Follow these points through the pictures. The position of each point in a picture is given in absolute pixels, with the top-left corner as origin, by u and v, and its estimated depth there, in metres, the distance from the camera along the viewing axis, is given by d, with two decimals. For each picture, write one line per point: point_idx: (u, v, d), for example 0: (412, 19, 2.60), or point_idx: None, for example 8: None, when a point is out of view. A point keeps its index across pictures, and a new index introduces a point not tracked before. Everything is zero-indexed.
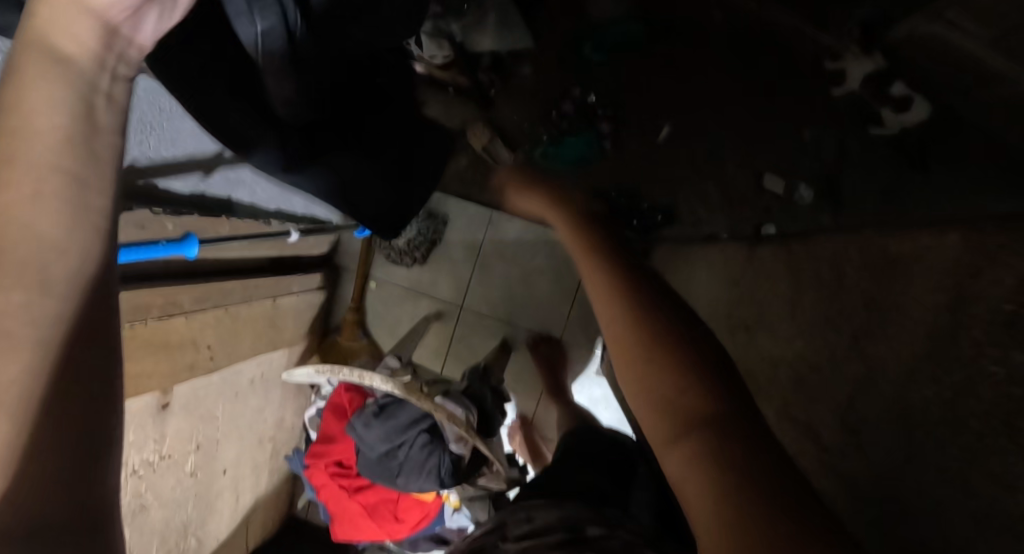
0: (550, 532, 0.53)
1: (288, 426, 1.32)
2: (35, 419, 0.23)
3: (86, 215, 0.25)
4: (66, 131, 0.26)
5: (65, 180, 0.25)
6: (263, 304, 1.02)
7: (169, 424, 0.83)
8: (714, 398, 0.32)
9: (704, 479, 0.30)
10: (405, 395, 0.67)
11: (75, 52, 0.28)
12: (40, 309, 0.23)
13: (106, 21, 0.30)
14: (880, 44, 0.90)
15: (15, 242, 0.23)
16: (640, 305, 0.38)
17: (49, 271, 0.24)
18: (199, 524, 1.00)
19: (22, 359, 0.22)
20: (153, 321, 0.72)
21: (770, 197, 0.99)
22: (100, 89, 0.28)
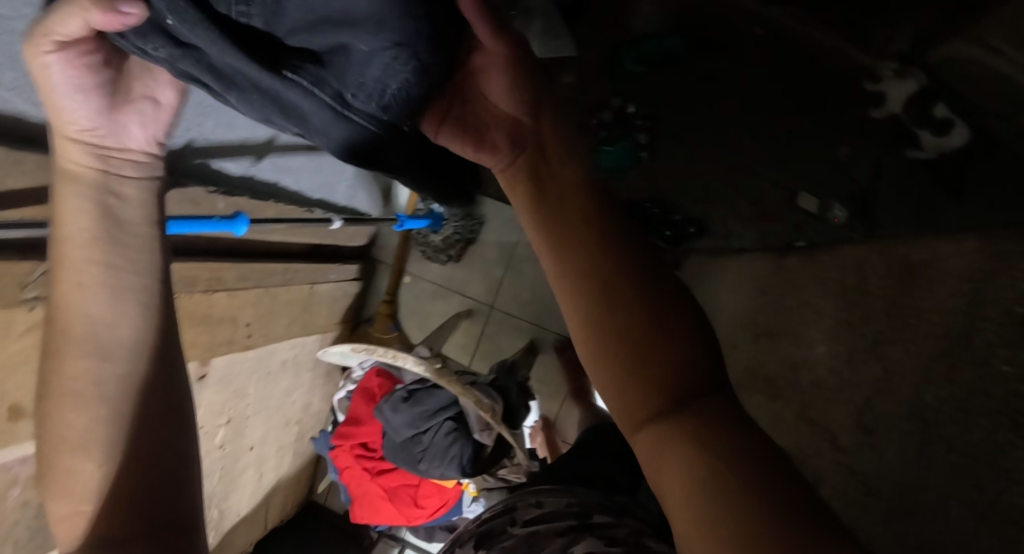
0: (559, 519, 0.57)
1: (315, 410, 1.36)
2: (110, 455, 0.37)
3: (126, 294, 0.38)
4: (89, 232, 0.37)
5: (101, 270, 0.37)
6: (300, 288, 1.08)
7: (204, 397, 0.87)
8: (695, 376, 0.31)
9: (685, 460, 0.29)
10: (435, 377, 0.73)
11: (80, 170, 0.37)
12: (97, 370, 0.37)
13: (93, 143, 0.37)
14: (920, 63, 0.93)
15: (78, 322, 0.36)
16: (618, 261, 0.34)
17: (101, 340, 0.37)
18: (222, 497, 1.04)
19: (96, 411, 0.36)
20: (198, 293, 0.77)
21: (803, 214, 0.98)
22: (111, 191, 0.38)
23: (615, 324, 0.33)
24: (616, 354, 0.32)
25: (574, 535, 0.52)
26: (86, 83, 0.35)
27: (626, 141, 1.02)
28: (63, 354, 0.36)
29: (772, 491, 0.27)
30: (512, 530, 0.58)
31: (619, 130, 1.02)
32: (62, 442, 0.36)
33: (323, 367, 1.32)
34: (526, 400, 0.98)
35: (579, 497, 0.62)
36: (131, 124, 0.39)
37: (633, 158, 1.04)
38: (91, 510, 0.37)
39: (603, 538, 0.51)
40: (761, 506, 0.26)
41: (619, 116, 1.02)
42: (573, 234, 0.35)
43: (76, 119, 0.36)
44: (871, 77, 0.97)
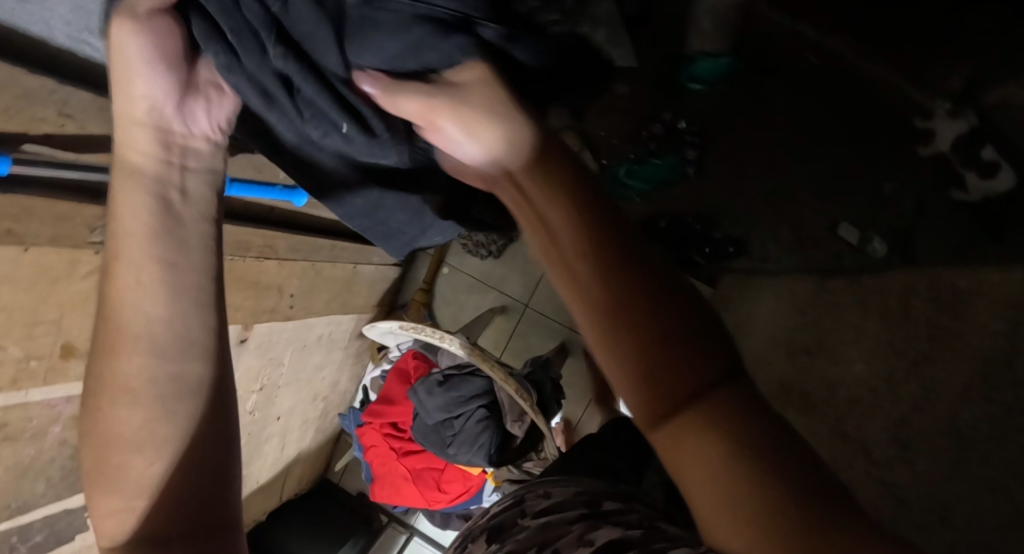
0: (568, 509, 0.53)
1: (342, 389, 1.41)
2: (167, 459, 0.37)
3: (182, 293, 0.37)
4: (150, 228, 0.37)
5: (160, 267, 0.37)
6: (344, 267, 1.12)
7: (243, 360, 0.91)
8: (715, 378, 0.30)
9: (722, 463, 0.28)
10: (479, 358, 0.79)
11: (141, 161, 0.38)
12: (148, 367, 0.36)
13: (160, 128, 0.38)
14: (973, 103, 0.91)
15: (132, 319, 0.36)
16: (619, 265, 0.31)
17: (157, 338, 0.36)
18: (246, 462, 1.09)
19: (144, 412, 0.36)
20: (250, 258, 0.82)
21: (842, 244, 1.01)
22: (172, 184, 0.39)
23: (631, 338, 0.30)
24: (632, 368, 0.30)
25: (585, 528, 0.47)
26: (161, 56, 0.37)
27: (674, 155, 1.06)
28: (118, 351, 0.35)
29: (799, 483, 0.28)
30: (523, 522, 0.54)
31: (670, 146, 1.06)
32: (115, 440, 0.36)
33: (354, 347, 1.36)
34: (557, 397, 1.01)
35: (586, 487, 0.58)
36: (196, 109, 0.40)
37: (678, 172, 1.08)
38: (143, 505, 0.36)
39: (618, 524, 0.47)
40: (791, 498, 0.27)
41: (672, 132, 1.06)
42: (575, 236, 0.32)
43: (145, 98, 0.37)
44: (924, 115, 0.96)
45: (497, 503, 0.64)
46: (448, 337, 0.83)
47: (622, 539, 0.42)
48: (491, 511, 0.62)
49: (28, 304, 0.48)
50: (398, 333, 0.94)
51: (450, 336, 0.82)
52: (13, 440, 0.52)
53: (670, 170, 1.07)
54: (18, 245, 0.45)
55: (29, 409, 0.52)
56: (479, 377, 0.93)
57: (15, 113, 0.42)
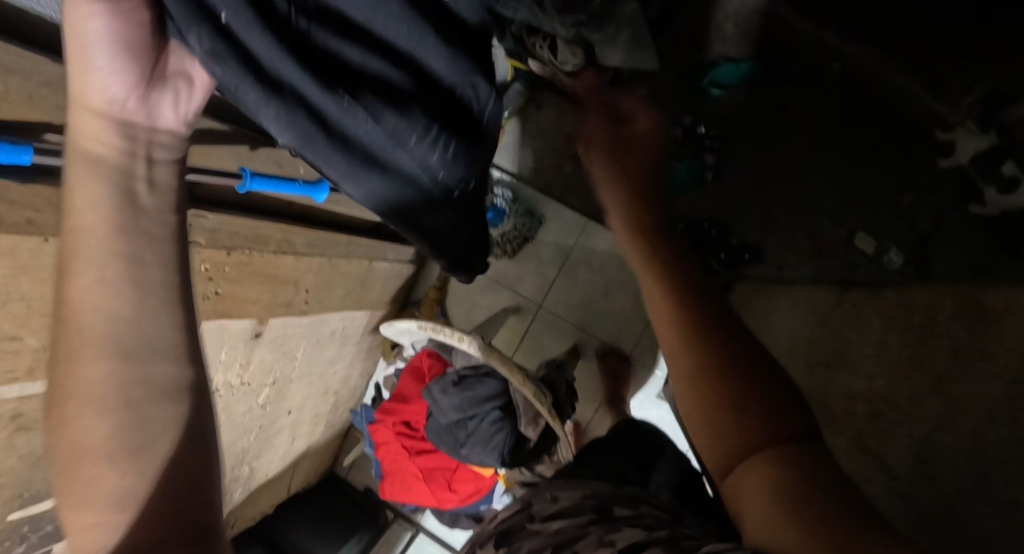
0: (577, 514, 0.47)
1: (352, 385, 1.42)
2: (143, 465, 0.36)
3: (148, 290, 0.38)
4: (107, 222, 0.38)
5: (122, 262, 0.38)
6: (360, 263, 1.13)
7: (257, 353, 0.92)
8: (782, 421, 0.38)
9: (766, 473, 0.36)
10: (497, 360, 0.80)
11: (103, 152, 0.40)
12: (106, 369, 0.36)
13: (123, 119, 0.42)
14: (995, 122, 0.89)
15: (94, 320, 0.36)
16: (706, 328, 0.42)
17: (127, 341, 0.37)
18: (255, 455, 1.10)
19: (108, 418, 0.35)
20: (268, 253, 0.83)
21: (859, 255, 1.01)
22: (137, 176, 0.41)
23: (705, 368, 0.41)
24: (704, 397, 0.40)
25: (599, 531, 0.42)
26: (122, 43, 0.40)
27: (693, 159, 1.05)
28: (79, 357, 0.35)
29: (829, 493, 0.33)
30: (532, 528, 0.47)
31: (689, 150, 1.05)
32: (85, 452, 0.34)
33: (366, 343, 1.37)
34: (571, 401, 1.01)
35: (596, 492, 0.51)
36: (164, 103, 0.44)
37: (697, 176, 1.06)
38: (123, 518, 0.34)
39: (638, 525, 0.42)
40: (819, 510, 0.32)
41: (690, 134, 1.05)
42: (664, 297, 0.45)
43: (106, 88, 0.40)
44: (943, 127, 0.96)
45: (506, 507, 0.59)
46: (465, 338, 0.83)
47: (646, 540, 0.37)
48: (499, 515, 0.57)
49: (47, 295, 0.48)
50: (412, 331, 0.94)
51: (467, 337, 0.82)
52: (28, 430, 0.52)
53: (689, 175, 1.06)
54: (37, 236, 0.45)
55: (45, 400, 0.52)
56: (493, 379, 0.93)
57: (38, 101, 0.43)
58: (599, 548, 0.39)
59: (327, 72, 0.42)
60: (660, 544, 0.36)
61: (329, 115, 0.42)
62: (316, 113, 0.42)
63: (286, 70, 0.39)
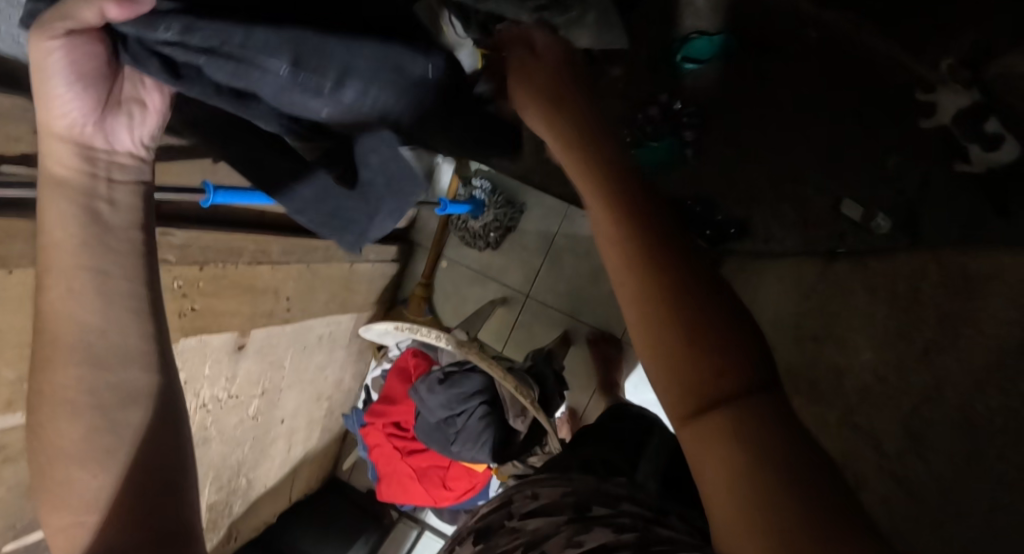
0: (555, 512, 0.44)
1: (345, 388, 1.40)
2: (118, 471, 0.37)
3: (118, 300, 0.37)
4: (77, 237, 0.35)
5: (89, 276, 0.35)
6: (341, 266, 1.11)
7: (241, 365, 0.91)
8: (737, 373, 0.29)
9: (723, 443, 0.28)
10: (474, 358, 0.78)
11: (67, 173, 0.35)
12: (76, 378, 0.35)
13: (80, 143, 0.35)
14: (981, 81, 0.89)
15: (64, 330, 0.35)
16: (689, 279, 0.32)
17: (94, 348, 0.36)
18: (251, 467, 1.08)
19: (83, 424, 0.36)
20: (243, 265, 0.81)
21: (847, 222, 0.99)
22: (99, 196, 0.36)
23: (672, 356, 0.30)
24: (664, 358, 0.31)
25: (571, 530, 0.40)
26: (82, 73, 0.33)
27: (671, 138, 1.04)
28: (51, 365, 0.35)
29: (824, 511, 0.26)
30: (508, 526, 0.45)
31: (667, 128, 1.03)
32: (58, 454, 0.35)
33: (356, 346, 1.36)
34: (560, 390, 1.00)
35: (574, 487, 0.48)
36: (124, 127, 0.37)
37: (676, 156, 1.05)
38: (90, 521, 0.36)
39: (610, 526, 0.40)
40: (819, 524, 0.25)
41: (668, 114, 1.03)
42: (620, 218, 0.33)
43: (62, 112, 0.34)
44: (924, 87, 0.95)
45: (485, 503, 0.55)
46: (444, 335, 0.83)
47: (618, 543, 0.36)
48: (475, 515, 0.53)
49: (17, 325, 0.46)
50: (394, 332, 0.93)
51: (445, 334, 0.82)
52: (14, 461, 0.49)
53: (667, 154, 1.05)
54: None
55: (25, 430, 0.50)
56: (478, 373, 0.92)
57: None
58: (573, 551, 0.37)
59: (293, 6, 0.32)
60: (631, 547, 0.35)
61: (333, 67, 0.32)
62: (314, 60, 0.32)
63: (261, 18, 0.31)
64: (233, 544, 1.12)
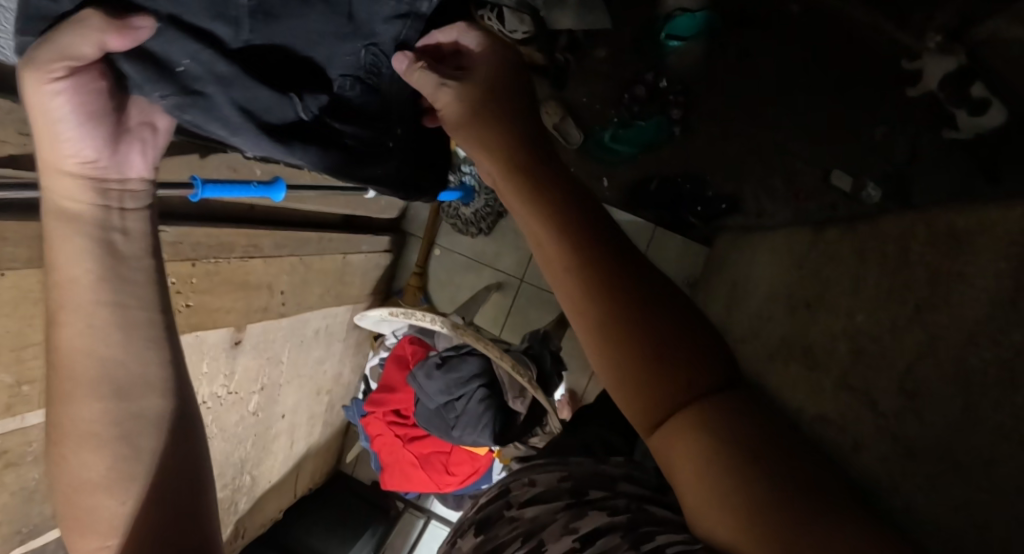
0: (552, 499, 0.44)
1: (345, 381, 1.41)
2: (143, 491, 0.39)
3: (134, 333, 0.38)
4: (91, 274, 0.37)
5: (105, 309, 0.37)
6: (335, 258, 1.10)
7: (239, 361, 0.91)
8: (695, 377, 0.32)
9: (694, 443, 0.31)
10: (469, 340, 0.78)
11: (78, 208, 0.37)
12: (106, 409, 0.37)
13: (95, 176, 0.37)
14: (966, 44, 0.90)
15: (88, 366, 0.37)
16: (633, 295, 0.33)
17: (116, 377, 0.38)
18: (254, 464, 1.09)
19: (106, 450, 0.37)
20: (235, 259, 0.81)
21: (837, 194, 0.97)
22: (113, 226, 0.38)
23: (627, 369, 0.32)
24: (624, 378, 0.33)
25: (568, 517, 0.40)
26: (87, 112, 0.35)
27: (660, 115, 1.04)
28: (72, 398, 0.36)
29: (796, 490, 0.28)
30: (507, 515, 0.45)
31: (654, 107, 1.04)
32: (82, 482, 0.37)
33: (353, 338, 1.35)
34: (558, 370, 1.01)
35: (573, 471, 0.48)
36: (130, 154, 0.39)
37: (665, 134, 1.05)
38: (116, 544, 0.38)
39: (606, 509, 0.39)
40: (790, 504, 0.27)
41: (654, 92, 1.04)
42: (560, 241, 0.34)
43: (76, 151, 0.36)
44: (912, 57, 0.96)
45: (487, 491, 0.55)
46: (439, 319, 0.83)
47: (609, 526, 0.36)
48: (478, 501, 0.53)
49: (13, 329, 0.45)
50: (391, 319, 0.93)
51: (440, 318, 0.82)
52: (16, 466, 0.49)
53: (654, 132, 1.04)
54: None
55: (27, 434, 0.50)
56: (474, 357, 0.94)
57: None
58: (570, 539, 0.36)
59: (279, 75, 0.41)
60: (620, 531, 0.35)
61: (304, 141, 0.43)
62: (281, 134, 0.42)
63: (261, 95, 0.40)
64: (240, 541, 1.12)
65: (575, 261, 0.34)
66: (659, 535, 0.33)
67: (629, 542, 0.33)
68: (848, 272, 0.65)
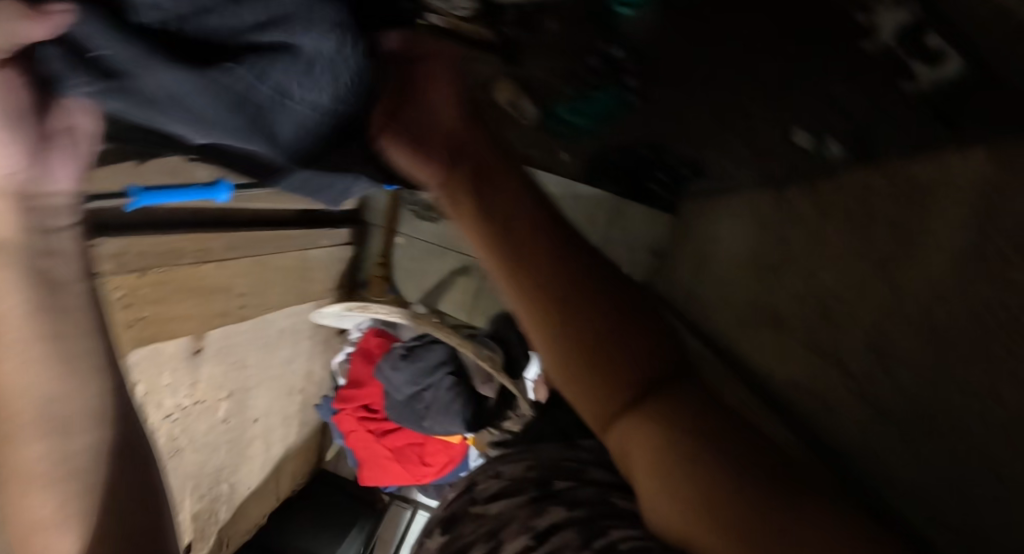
0: (516, 492, 0.43)
1: (317, 379, 1.37)
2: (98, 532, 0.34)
3: (77, 358, 0.34)
4: (23, 304, 0.33)
5: (36, 339, 0.33)
6: (292, 255, 1.06)
7: (202, 369, 0.87)
8: (645, 378, 0.34)
9: (644, 439, 0.34)
10: (430, 329, 0.76)
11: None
12: (49, 447, 0.33)
13: (20, 192, 0.32)
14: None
15: (19, 402, 0.33)
16: (581, 305, 0.34)
17: (56, 410, 0.34)
18: (231, 472, 1.06)
19: (56, 490, 0.33)
20: (187, 264, 0.76)
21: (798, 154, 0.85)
22: (45, 248, 0.34)
23: (581, 379, 0.34)
24: (579, 387, 0.34)
25: (528, 512, 0.39)
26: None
27: (615, 85, 0.98)
28: (15, 441, 0.33)
29: (741, 473, 0.30)
30: (473, 511, 0.44)
31: None
32: (34, 530, 0.33)
33: (320, 334, 1.31)
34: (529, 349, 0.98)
35: (539, 459, 0.47)
36: (57, 164, 0.33)
37: (623, 100, 1.00)
38: None
39: (565, 501, 0.39)
40: (734, 489, 0.30)
41: None
42: (511, 253, 0.35)
43: None
44: None
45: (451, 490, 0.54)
46: (393, 311, 0.80)
47: (566, 522, 0.36)
48: (446, 500, 0.52)
49: None
50: (350, 314, 0.91)
51: (395, 309, 0.80)
52: None
53: (613, 101, 1.01)
54: None
55: None
56: (439, 345, 0.93)
57: None
58: (525, 538, 0.36)
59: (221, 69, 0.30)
60: (576, 527, 0.35)
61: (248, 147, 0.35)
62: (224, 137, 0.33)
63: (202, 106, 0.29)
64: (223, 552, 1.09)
65: (526, 277, 0.34)
66: (613, 531, 0.34)
67: (581, 541, 0.34)
68: (805, 232, 0.63)
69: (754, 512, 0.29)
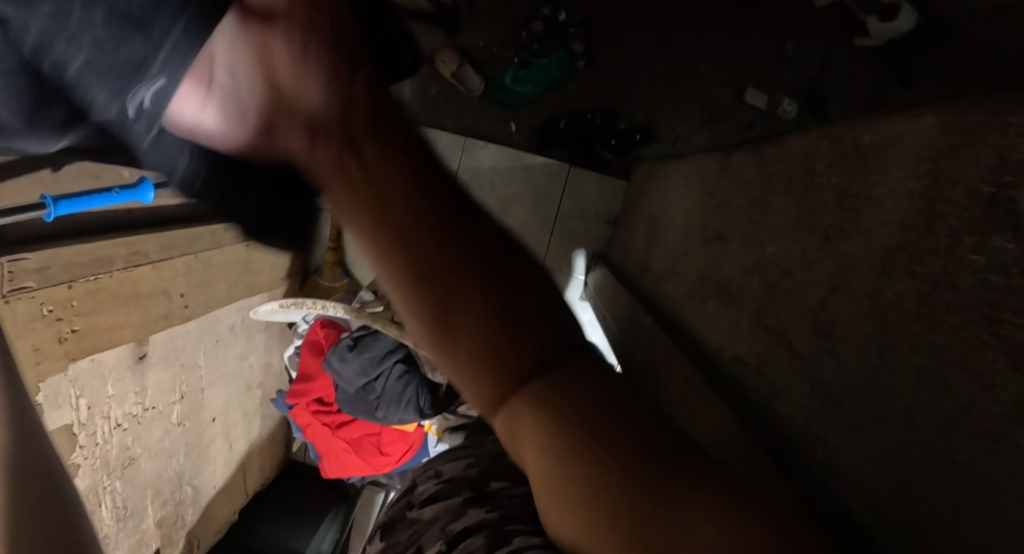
0: (451, 495, 0.41)
1: (275, 371, 1.33)
2: None
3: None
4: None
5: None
6: (235, 248, 1.00)
7: (149, 375, 0.82)
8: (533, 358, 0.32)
9: (532, 424, 0.32)
10: (373, 320, 0.72)
11: None
12: None
13: None
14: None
15: None
16: (463, 272, 0.32)
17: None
18: (194, 474, 1.02)
19: None
20: (119, 272, 0.72)
21: (753, 111, 1.02)
22: None
23: (465, 354, 0.32)
24: (467, 359, 0.32)
25: (449, 516, 0.38)
26: None
27: (561, 50, 1.02)
28: None
29: (642, 463, 0.29)
30: (408, 517, 0.42)
31: (554, 40, 1.02)
32: None
33: (275, 326, 1.27)
34: None
35: (479, 458, 0.46)
36: None
37: (569, 68, 1.04)
38: None
39: (488, 503, 0.38)
40: (632, 480, 0.28)
41: (552, 25, 1.02)
42: (384, 214, 0.33)
43: None
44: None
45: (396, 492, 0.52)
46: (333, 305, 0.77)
47: (477, 525, 0.35)
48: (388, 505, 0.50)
49: None
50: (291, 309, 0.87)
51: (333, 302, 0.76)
52: None
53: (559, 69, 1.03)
54: None
55: None
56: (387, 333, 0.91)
57: None
58: (440, 544, 0.35)
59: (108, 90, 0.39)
60: (485, 530, 0.34)
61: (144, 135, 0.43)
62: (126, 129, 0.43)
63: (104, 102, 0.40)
64: None
65: (404, 244, 0.32)
66: (518, 535, 0.32)
67: (488, 544, 0.32)
68: (751, 197, 0.61)
69: (653, 504, 0.27)
